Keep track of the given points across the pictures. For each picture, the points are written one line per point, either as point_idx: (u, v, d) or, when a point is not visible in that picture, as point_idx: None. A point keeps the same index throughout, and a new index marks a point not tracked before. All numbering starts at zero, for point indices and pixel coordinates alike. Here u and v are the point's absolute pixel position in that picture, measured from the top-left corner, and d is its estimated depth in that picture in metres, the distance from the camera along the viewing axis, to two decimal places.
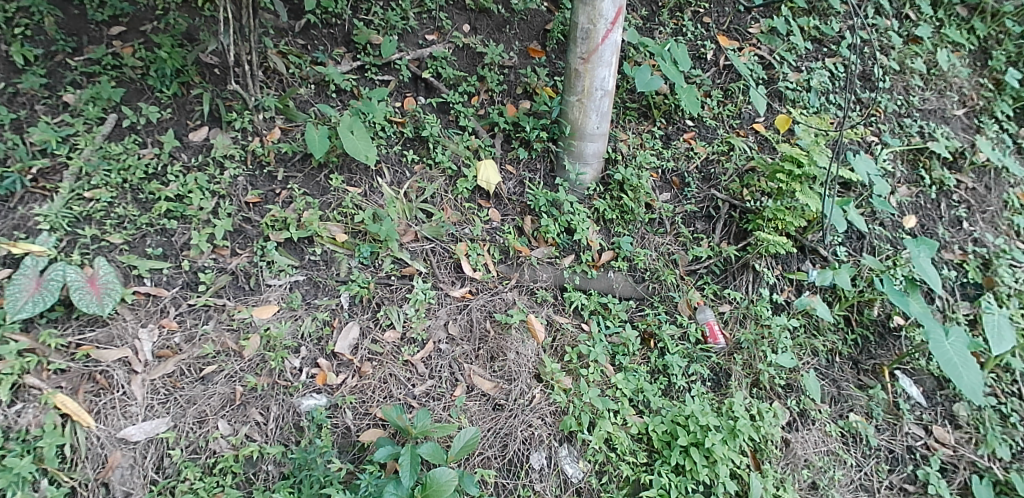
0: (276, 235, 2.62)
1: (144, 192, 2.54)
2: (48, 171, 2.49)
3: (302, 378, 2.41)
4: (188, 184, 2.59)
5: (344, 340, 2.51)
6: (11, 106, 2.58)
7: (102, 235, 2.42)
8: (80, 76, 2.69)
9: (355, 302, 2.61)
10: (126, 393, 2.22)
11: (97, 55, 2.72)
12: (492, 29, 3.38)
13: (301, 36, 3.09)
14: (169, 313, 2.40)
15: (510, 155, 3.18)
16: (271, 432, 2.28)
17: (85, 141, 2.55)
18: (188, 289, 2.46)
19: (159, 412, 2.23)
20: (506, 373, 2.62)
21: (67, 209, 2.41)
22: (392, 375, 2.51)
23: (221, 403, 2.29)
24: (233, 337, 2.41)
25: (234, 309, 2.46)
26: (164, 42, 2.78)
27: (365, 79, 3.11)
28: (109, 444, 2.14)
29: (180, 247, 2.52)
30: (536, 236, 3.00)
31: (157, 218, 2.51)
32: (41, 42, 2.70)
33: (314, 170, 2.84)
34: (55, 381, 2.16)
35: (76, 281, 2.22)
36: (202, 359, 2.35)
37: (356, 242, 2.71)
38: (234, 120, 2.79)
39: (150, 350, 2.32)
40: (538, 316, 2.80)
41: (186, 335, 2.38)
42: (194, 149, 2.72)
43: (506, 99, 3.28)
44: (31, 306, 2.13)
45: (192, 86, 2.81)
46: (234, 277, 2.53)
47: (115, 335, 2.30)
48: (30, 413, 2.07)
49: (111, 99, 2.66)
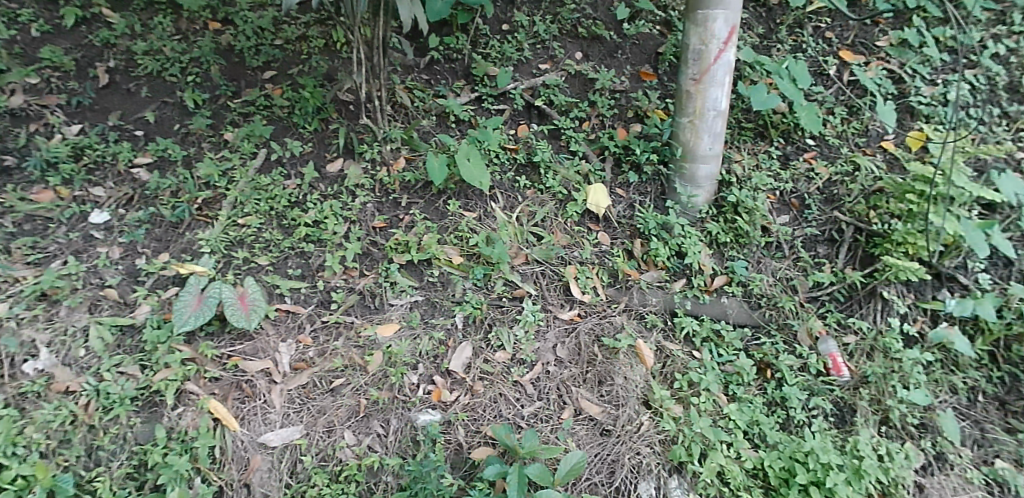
0: (399, 257, 2.79)
1: (287, 219, 2.76)
2: (210, 201, 2.76)
3: (420, 394, 2.53)
4: (325, 211, 2.80)
5: (458, 358, 2.62)
6: (184, 144, 2.88)
7: (252, 257, 2.66)
8: (238, 116, 2.98)
9: (469, 323, 2.71)
10: (267, 401, 2.41)
11: (252, 97, 3.01)
12: (604, 55, 3.43)
13: (426, 71, 3.31)
14: (306, 329, 2.59)
15: (621, 179, 3.19)
16: (391, 444, 2.41)
17: (240, 174, 2.81)
18: (322, 308, 2.65)
19: (294, 420, 2.40)
20: (613, 398, 2.63)
21: (225, 234, 2.67)
22: (502, 395, 2.57)
23: (348, 414, 2.44)
24: (359, 352, 2.57)
25: (361, 327, 2.63)
26: (307, 83, 3.05)
27: (482, 109, 3.25)
28: (252, 448, 2.32)
29: (317, 268, 2.72)
30: (647, 259, 2.99)
31: (297, 242, 2.73)
32: (208, 88, 3.03)
33: (434, 196, 2.99)
34: (210, 388, 2.36)
35: (230, 297, 2.43)
36: (333, 373, 2.52)
37: (471, 264, 2.83)
38: (365, 151, 2.99)
39: (288, 362, 2.51)
40: (647, 342, 2.78)
41: (320, 350, 2.56)
42: (331, 179, 2.93)
43: (616, 123, 3.29)
44: (193, 320, 2.35)
45: (330, 121, 3.04)
46: (361, 297, 2.70)
47: (260, 348, 2.50)
48: (189, 415, 2.27)
49: (262, 135, 2.92)
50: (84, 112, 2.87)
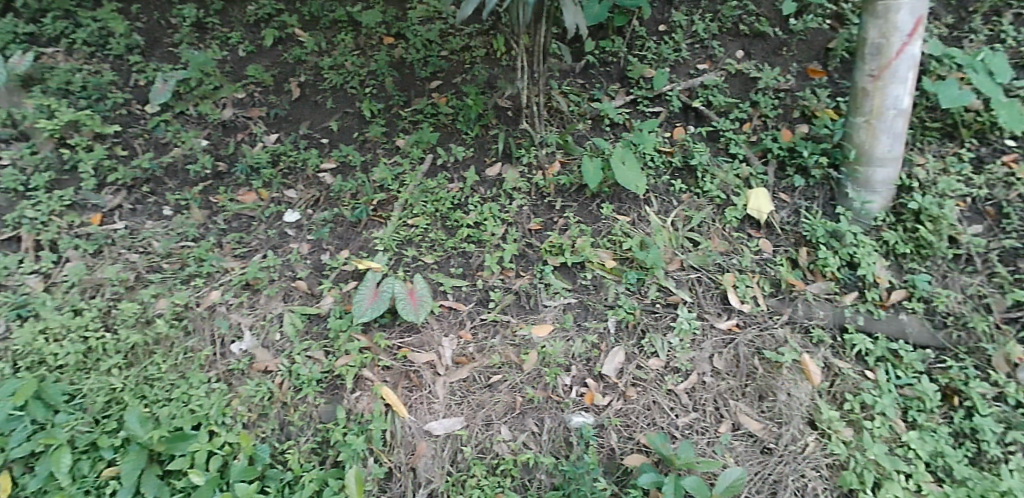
0: (553, 259, 2.83)
1: (450, 220, 2.90)
2: (384, 203, 2.93)
3: (573, 395, 2.55)
4: (484, 213, 2.92)
5: (610, 362, 2.61)
6: (362, 150, 3.10)
7: (419, 256, 2.81)
8: (408, 124, 3.16)
9: (622, 327, 2.69)
10: (432, 391, 2.54)
11: (421, 106, 3.19)
12: (767, 53, 3.30)
13: (581, 76, 3.35)
14: (466, 325, 2.71)
15: (784, 183, 3.02)
16: (544, 442, 2.44)
17: (410, 178, 2.98)
18: (481, 306, 2.76)
19: (455, 411, 2.51)
20: (776, 415, 2.48)
21: (396, 234, 2.83)
22: (655, 403, 2.52)
23: (504, 409, 2.52)
24: (515, 350, 2.64)
25: (516, 326, 2.70)
26: (471, 91, 3.19)
27: (637, 112, 3.24)
28: (418, 435, 2.44)
29: (476, 267, 2.83)
30: (813, 269, 2.79)
31: (459, 242, 2.86)
32: (382, 98, 3.23)
33: (588, 199, 3.01)
34: (383, 375, 2.52)
35: (401, 293, 2.60)
36: (491, 369, 2.60)
37: (624, 268, 2.81)
38: (522, 155, 3.07)
39: (450, 356, 2.63)
40: (814, 357, 2.60)
41: (479, 346, 2.66)
42: (490, 183, 3.04)
43: (780, 124, 3.13)
44: (370, 311, 2.54)
45: (490, 127, 3.16)
46: (517, 297, 2.78)
47: (426, 341, 2.64)
48: (365, 399, 2.45)
49: (429, 141, 3.09)
50: (281, 123, 3.16)
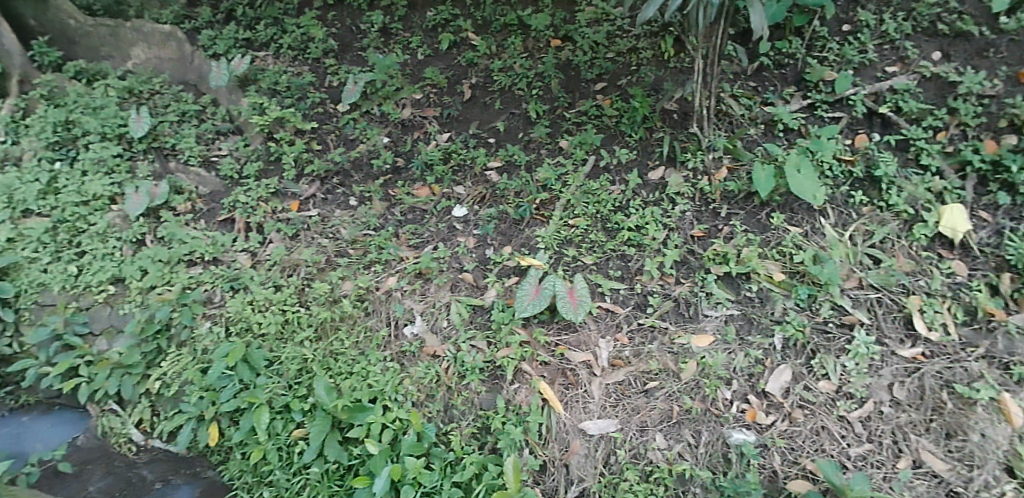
0: (716, 268, 2.73)
1: (611, 222, 2.89)
2: (546, 202, 3.00)
3: (734, 411, 2.44)
4: (646, 217, 2.87)
5: (775, 380, 2.48)
6: (527, 150, 3.20)
7: (579, 256, 2.83)
8: (572, 125, 3.21)
9: (789, 345, 2.55)
10: (587, 391, 2.53)
11: (586, 107, 3.23)
12: (970, 54, 2.96)
13: (753, 78, 3.23)
14: (623, 328, 2.68)
15: (986, 199, 2.72)
16: (701, 456, 2.36)
17: (573, 179, 3.02)
18: (638, 310, 2.72)
19: (610, 413, 2.48)
20: (967, 457, 2.23)
21: (558, 233, 2.87)
22: (824, 428, 2.37)
23: (661, 417, 2.45)
24: (673, 359, 2.57)
25: (675, 334, 2.63)
26: (638, 93, 3.18)
27: (815, 117, 3.04)
28: (572, 432, 2.43)
29: (635, 271, 2.80)
30: (1016, 298, 2.51)
31: (619, 245, 2.84)
32: (547, 100, 3.32)
33: (756, 207, 2.87)
34: (541, 370, 2.56)
35: (561, 291, 2.63)
36: (648, 374, 2.55)
37: (793, 282, 2.65)
38: (688, 159, 2.99)
39: (606, 358, 2.61)
40: (1017, 397, 2.30)
41: (636, 350, 2.61)
42: (652, 186, 3.00)
43: (984, 133, 2.81)
44: (531, 307, 2.60)
45: (654, 130, 3.12)
46: (676, 304, 2.71)
47: (583, 341, 2.64)
48: (523, 392, 2.50)
49: (593, 143, 3.11)
50: (453, 122, 3.36)
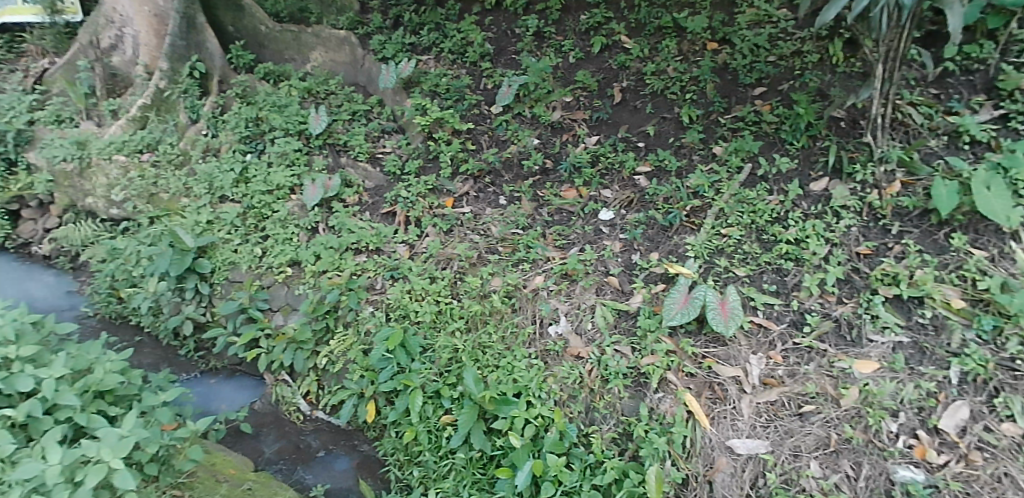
0: (884, 289, 2.52)
1: (767, 234, 2.77)
2: (697, 209, 2.94)
3: (899, 445, 2.21)
4: (806, 230, 2.72)
5: (950, 417, 2.21)
6: (678, 155, 3.16)
7: (731, 267, 2.73)
8: (728, 131, 3.14)
9: (967, 380, 2.28)
10: (736, 408, 2.40)
11: (744, 113, 3.16)
12: None
13: (935, 85, 2.97)
14: (776, 347, 2.54)
15: None
16: (861, 490, 2.16)
17: (726, 186, 2.93)
18: (793, 329, 2.56)
19: (760, 434, 2.34)
20: None
21: (709, 241, 2.79)
22: (1010, 476, 2.08)
23: (816, 444, 2.27)
24: (832, 383, 2.38)
25: (834, 357, 2.44)
26: (801, 99, 3.05)
27: (1008, 129, 2.73)
28: (718, 449, 2.33)
29: (792, 286, 2.65)
30: None
31: (775, 258, 2.70)
32: (702, 104, 3.29)
33: (934, 226, 2.62)
34: (687, 382, 2.47)
35: (712, 302, 2.53)
36: (803, 397, 2.38)
37: (976, 311, 2.37)
38: (856, 171, 2.81)
39: (758, 375, 2.48)
40: None
41: (790, 370, 2.46)
42: (814, 198, 2.84)
43: None
44: (680, 316, 2.53)
45: (818, 138, 2.97)
46: (836, 325, 2.53)
47: (733, 355, 2.53)
48: (667, 402, 2.43)
49: (750, 151, 3.01)
50: (602, 126, 3.39)
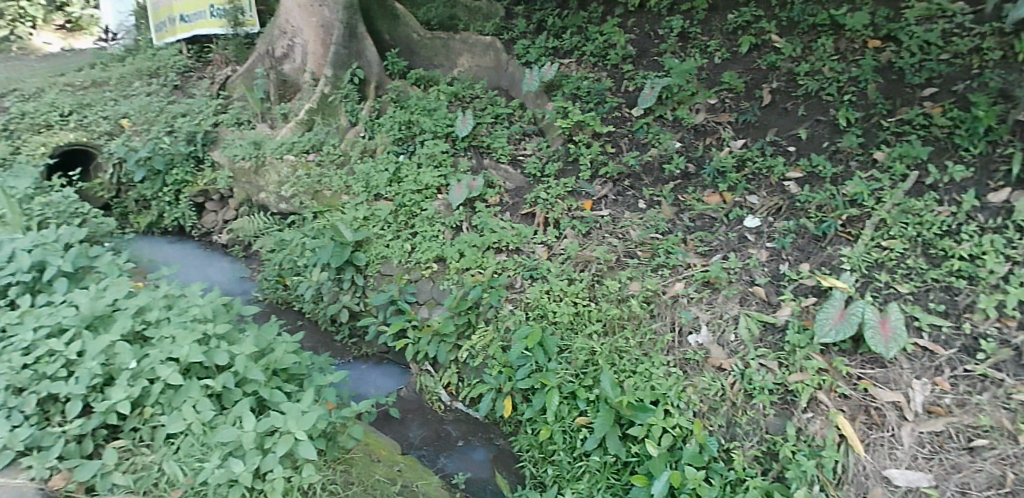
0: None
1: (936, 249, 2.51)
2: (854, 219, 2.73)
3: None
4: (983, 245, 2.43)
5: None
6: (832, 161, 2.96)
7: (893, 283, 2.50)
8: (891, 136, 2.90)
9: None
10: (895, 435, 2.21)
11: (910, 116, 2.90)
12: None
13: None
14: (943, 373, 2.30)
15: None
16: None
17: (889, 195, 2.69)
18: (965, 354, 2.31)
19: (923, 466, 2.14)
20: None
21: (867, 254, 2.58)
22: None
23: (989, 482, 2.06)
24: (1010, 417, 2.13)
25: (1014, 388, 2.18)
26: (981, 100, 2.76)
27: None
28: (874, 478, 2.15)
29: (963, 307, 2.39)
30: None
31: (945, 275, 2.45)
32: (862, 106, 3.05)
33: None
34: (839, 403, 2.29)
35: (872, 320, 2.35)
36: (976, 429, 2.16)
37: None
38: None
39: (921, 402, 2.26)
40: None
41: (960, 399, 2.23)
42: (992, 210, 2.53)
43: None
44: (834, 333, 2.36)
45: (999, 145, 2.66)
46: (1017, 353, 2.25)
47: (892, 378, 2.32)
48: (817, 423, 2.27)
49: (918, 157, 2.75)
50: (748, 129, 3.27)
